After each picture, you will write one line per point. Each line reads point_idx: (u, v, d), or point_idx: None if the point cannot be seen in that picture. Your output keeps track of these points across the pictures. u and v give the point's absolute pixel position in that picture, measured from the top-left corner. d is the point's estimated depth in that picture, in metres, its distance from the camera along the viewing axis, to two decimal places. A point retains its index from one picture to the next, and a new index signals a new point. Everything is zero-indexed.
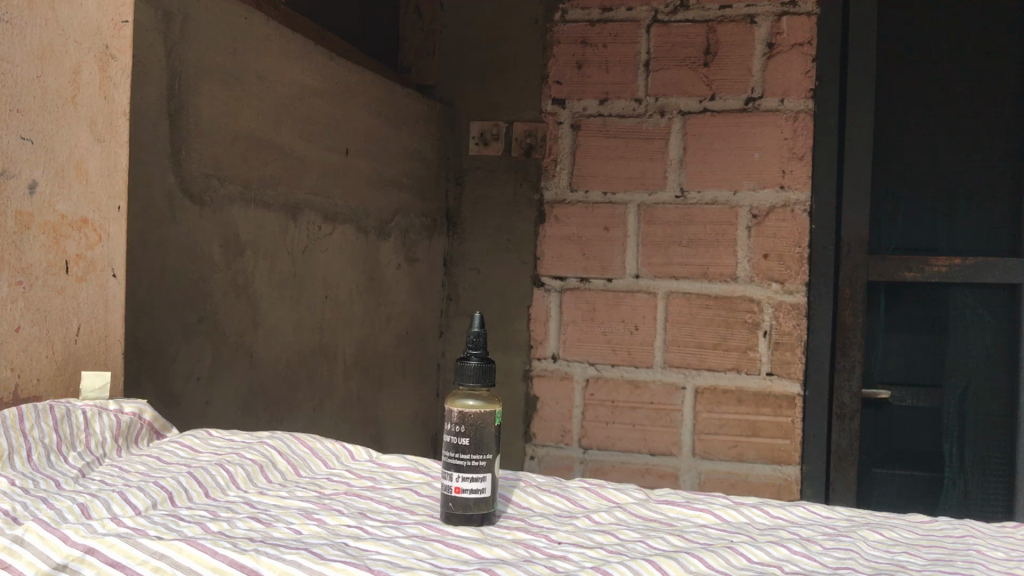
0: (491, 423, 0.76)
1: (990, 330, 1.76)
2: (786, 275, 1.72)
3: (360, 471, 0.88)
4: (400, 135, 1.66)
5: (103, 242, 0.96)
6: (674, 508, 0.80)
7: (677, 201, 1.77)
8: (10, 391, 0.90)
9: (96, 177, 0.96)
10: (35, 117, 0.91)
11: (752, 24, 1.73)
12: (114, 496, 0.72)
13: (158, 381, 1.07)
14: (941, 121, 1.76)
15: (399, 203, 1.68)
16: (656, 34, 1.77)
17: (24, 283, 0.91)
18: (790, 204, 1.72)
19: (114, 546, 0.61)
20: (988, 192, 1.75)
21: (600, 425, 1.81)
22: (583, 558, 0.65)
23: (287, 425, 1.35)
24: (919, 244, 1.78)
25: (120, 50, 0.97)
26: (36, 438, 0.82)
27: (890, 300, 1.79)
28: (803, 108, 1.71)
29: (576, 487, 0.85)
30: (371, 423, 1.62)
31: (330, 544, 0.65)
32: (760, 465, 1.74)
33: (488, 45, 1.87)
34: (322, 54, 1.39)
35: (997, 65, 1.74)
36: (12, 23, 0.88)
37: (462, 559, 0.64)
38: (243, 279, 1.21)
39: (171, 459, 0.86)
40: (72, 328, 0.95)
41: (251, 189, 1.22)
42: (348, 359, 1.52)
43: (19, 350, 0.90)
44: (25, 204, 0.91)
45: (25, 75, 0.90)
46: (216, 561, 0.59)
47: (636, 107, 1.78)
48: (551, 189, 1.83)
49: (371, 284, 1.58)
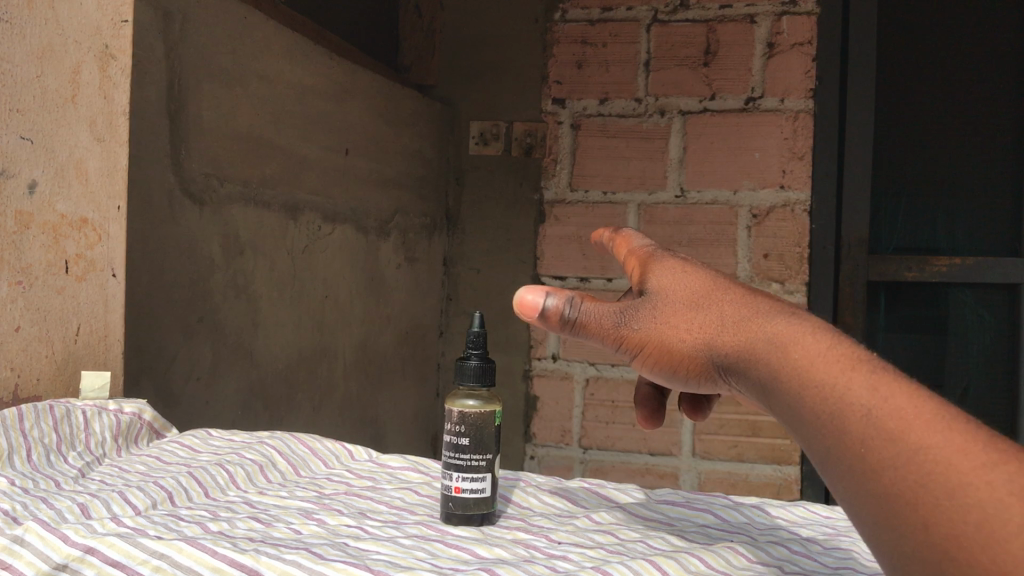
0: (491, 423, 0.77)
1: (990, 329, 1.76)
2: (786, 275, 1.72)
3: (360, 471, 0.88)
4: (399, 134, 1.66)
5: (103, 241, 0.95)
6: (674, 509, 0.80)
7: (677, 201, 1.76)
8: (10, 391, 0.89)
9: (96, 177, 0.94)
10: (35, 117, 0.90)
11: (751, 23, 1.72)
12: (114, 496, 0.72)
13: (158, 381, 1.06)
14: (942, 120, 1.76)
15: (399, 203, 1.68)
16: (656, 34, 1.76)
17: (23, 283, 0.90)
18: (790, 204, 1.71)
19: (114, 546, 0.61)
20: (989, 193, 1.76)
21: (600, 425, 1.81)
22: (583, 558, 0.65)
23: (287, 425, 1.35)
24: (919, 245, 1.78)
25: (120, 50, 0.95)
26: (36, 438, 0.82)
27: (890, 299, 1.80)
28: (803, 107, 1.70)
29: (576, 487, 0.85)
30: (371, 423, 1.62)
31: (330, 544, 0.65)
32: (760, 465, 1.74)
33: (489, 45, 1.88)
34: (323, 53, 1.39)
35: (999, 65, 1.74)
36: (12, 23, 0.88)
37: (462, 559, 0.64)
38: (243, 279, 1.21)
39: (171, 459, 0.86)
40: (71, 327, 0.94)
41: (251, 189, 1.22)
42: (347, 359, 1.52)
43: (19, 350, 0.90)
44: (26, 204, 0.90)
45: (25, 75, 0.89)
46: (216, 561, 0.59)
47: (637, 107, 1.78)
48: (551, 189, 1.83)
49: (371, 282, 1.58)
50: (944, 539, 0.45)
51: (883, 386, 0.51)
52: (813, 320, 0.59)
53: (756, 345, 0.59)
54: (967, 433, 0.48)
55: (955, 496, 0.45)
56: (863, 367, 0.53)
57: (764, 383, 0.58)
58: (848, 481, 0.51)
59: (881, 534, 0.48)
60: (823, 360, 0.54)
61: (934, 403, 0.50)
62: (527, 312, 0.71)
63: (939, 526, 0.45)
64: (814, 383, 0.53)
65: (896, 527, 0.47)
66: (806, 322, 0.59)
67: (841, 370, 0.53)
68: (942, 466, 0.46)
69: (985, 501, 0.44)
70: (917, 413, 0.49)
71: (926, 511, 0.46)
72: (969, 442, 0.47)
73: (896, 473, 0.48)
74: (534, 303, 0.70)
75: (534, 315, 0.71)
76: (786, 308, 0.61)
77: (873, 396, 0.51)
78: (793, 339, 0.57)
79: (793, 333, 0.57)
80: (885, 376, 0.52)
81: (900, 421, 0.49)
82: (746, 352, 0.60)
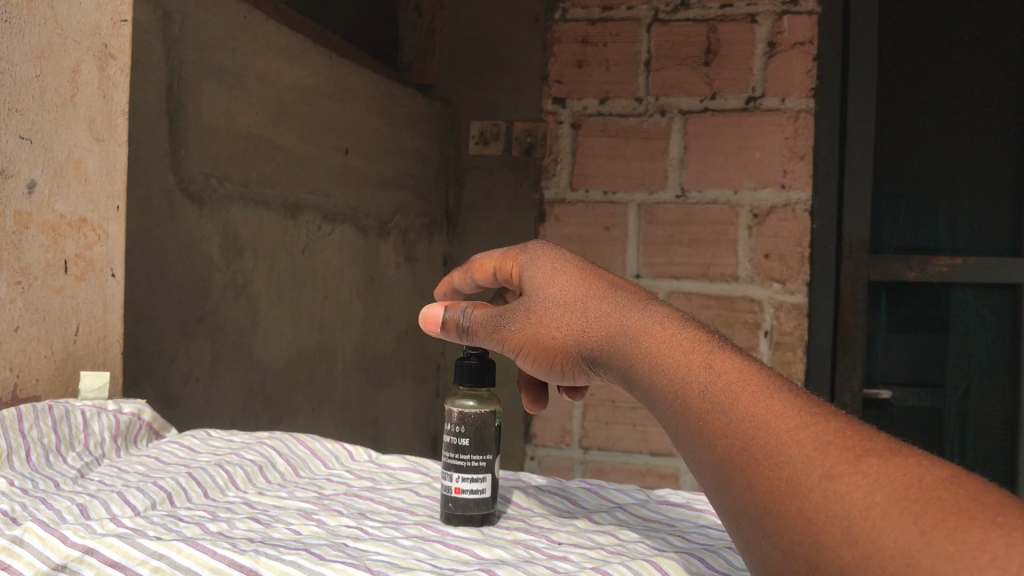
0: (491, 424, 0.78)
1: (991, 330, 1.76)
2: (787, 275, 1.71)
3: (360, 471, 0.88)
4: (399, 134, 1.66)
5: (102, 241, 0.95)
6: (675, 509, 0.80)
7: (677, 201, 1.76)
8: (9, 391, 0.88)
9: (94, 176, 0.94)
10: (34, 116, 0.88)
11: (752, 23, 1.71)
12: (113, 496, 0.72)
13: (157, 382, 1.06)
14: (942, 120, 1.76)
15: (399, 203, 1.68)
16: (656, 33, 1.76)
17: (22, 283, 0.89)
18: (791, 204, 1.71)
19: (114, 546, 0.60)
20: (989, 193, 1.75)
21: (600, 425, 1.81)
22: (583, 558, 0.65)
23: (287, 426, 1.34)
24: (919, 245, 1.78)
25: (120, 50, 0.95)
26: (36, 438, 0.81)
27: (890, 299, 1.80)
28: (804, 107, 1.70)
29: (576, 487, 0.85)
30: (371, 424, 1.62)
31: (330, 544, 0.65)
32: None
33: (489, 45, 1.88)
34: (323, 53, 1.39)
35: (1000, 64, 1.73)
36: (11, 23, 0.86)
37: (462, 559, 0.64)
38: (242, 279, 1.21)
39: (170, 459, 0.85)
40: (71, 327, 0.93)
41: (251, 188, 1.22)
42: (348, 359, 1.52)
43: (19, 350, 0.88)
44: (25, 204, 0.88)
45: (25, 75, 0.87)
46: (216, 562, 0.59)
47: (637, 107, 1.77)
48: (551, 189, 1.83)
49: (371, 282, 1.58)
50: (767, 495, 0.45)
51: (720, 361, 0.52)
52: (668, 306, 0.61)
53: (613, 335, 0.60)
54: (792, 398, 0.48)
55: (772, 455, 0.46)
56: (704, 348, 0.54)
57: (624, 368, 0.59)
58: (692, 451, 0.51)
59: (720, 497, 0.49)
60: (668, 343, 0.56)
61: (768, 374, 0.51)
62: (430, 324, 0.75)
63: (763, 483, 0.45)
64: (660, 364, 0.55)
65: (730, 488, 0.48)
66: (662, 308, 0.60)
67: (681, 354, 0.54)
68: (764, 427, 0.47)
69: (795, 456, 0.45)
70: (745, 383, 0.50)
71: (752, 471, 0.46)
72: (789, 407, 0.47)
73: (727, 439, 0.48)
74: (435, 315, 0.75)
75: (436, 328, 0.75)
76: (645, 295, 0.63)
77: (711, 376, 0.51)
78: (646, 324, 0.58)
79: (646, 319, 0.59)
80: (722, 353, 0.53)
81: (731, 394, 0.50)
82: (605, 341, 0.61)
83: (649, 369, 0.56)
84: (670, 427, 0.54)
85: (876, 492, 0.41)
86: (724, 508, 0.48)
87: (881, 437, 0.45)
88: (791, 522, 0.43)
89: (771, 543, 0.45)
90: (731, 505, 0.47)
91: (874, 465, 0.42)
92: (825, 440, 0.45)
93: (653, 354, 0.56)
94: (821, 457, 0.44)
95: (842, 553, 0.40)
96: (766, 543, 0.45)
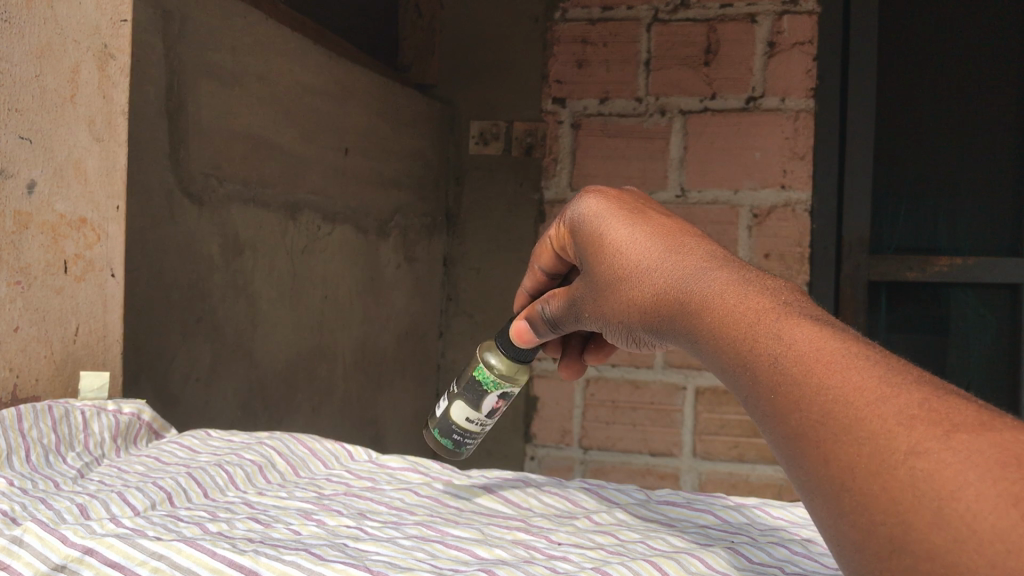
0: (471, 371, 0.86)
1: (991, 329, 1.77)
2: (787, 275, 1.72)
3: (360, 471, 0.88)
4: (399, 133, 1.66)
5: (102, 241, 0.95)
6: (675, 509, 0.80)
7: (677, 201, 1.76)
8: (8, 391, 0.87)
9: (94, 176, 0.94)
10: (34, 117, 0.87)
11: (752, 23, 1.70)
12: (113, 496, 0.72)
13: (157, 383, 1.06)
14: (943, 120, 1.76)
15: (399, 203, 1.68)
16: (656, 33, 1.75)
17: (22, 283, 0.88)
18: (790, 204, 1.71)
19: (113, 546, 0.60)
20: (989, 194, 1.76)
21: (600, 425, 1.81)
22: (583, 558, 0.65)
23: (287, 426, 1.35)
24: (919, 245, 1.78)
25: (119, 50, 0.95)
26: (35, 438, 0.81)
27: (891, 299, 1.80)
28: (804, 107, 1.70)
29: (576, 487, 0.85)
30: (371, 424, 1.62)
31: (330, 543, 0.65)
32: (761, 466, 1.73)
33: (488, 46, 1.88)
34: (322, 52, 1.39)
35: (1000, 65, 1.74)
36: (11, 23, 0.85)
37: (462, 559, 0.64)
38: (242, 279, 1.21)
39: (170, 459, 0.85)
40: (70, 327, 0.93)
41: (251, 188, 1.22)
42: (348, 359, 1.52)
43: (19, 350, 0.87)
44: (25, 204, 0.87)
45: (24, 74, 0.86)
46: (216, 562, 0.59)
47: (637, 107, 1.77)
48: (551, 189, 1.83)
49: (371, 282, 1.58)
50: (843, 472, 0.42)
51: (790, 329, 0.48)
52: (730, 265, 0.56)
53: (679, 303, 0.56)
54: (873, 365, 0.44)
55: (850, 431, 0.42)
56: (776, 313, 0.49)
57: (692, 339, 0.55)
58: (765, 426, 0.47)
59: (791, 474, 0.45)
60: (736, 309, 0.51)
61: (845, 337, 0.46)
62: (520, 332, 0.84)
63: (840, 462, 0.42)
64: (729, 335, 0.50)
65: (802, 464, 0.44)
66: (722, 269, 0.56)
67: (751, 322, 0.50)
68: (840, 399, 0.43)
69: (877, 433, 0.41)
70: (817, 350, 0.45)
71: (828, 448, 0.43)
72: (870, 378, 0.43)
73: (802, 416, 0.44)
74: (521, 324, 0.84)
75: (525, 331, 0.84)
76: (707, 256, 0.59)
77: (785, 346, 0.47)
78: (708, 293, 0.54)
79: (706, 286, 0.54)
80: (791, 318, 0.49)
81: (806, 366, 0.45)
82: (671, 310, 0.57)
83: (715, 339, 0.52)
84: (741, 397, 0.50)
85: (968, 471, 0.37)
86: (794, 481, 0.45)
87: (969, 408, 0.41)
88: (875, 501, 0.40)
89: (846, 521, 0.41)
90: (801, 481, 0.44)
91: (964, 442, 0.38)
92: (908, 415, 0.41)
93: (716, 325, 0.52)
94: (906, 433, 0.40)
95: (932, 536, 0.37)
96: (841, 522, 0.42)
